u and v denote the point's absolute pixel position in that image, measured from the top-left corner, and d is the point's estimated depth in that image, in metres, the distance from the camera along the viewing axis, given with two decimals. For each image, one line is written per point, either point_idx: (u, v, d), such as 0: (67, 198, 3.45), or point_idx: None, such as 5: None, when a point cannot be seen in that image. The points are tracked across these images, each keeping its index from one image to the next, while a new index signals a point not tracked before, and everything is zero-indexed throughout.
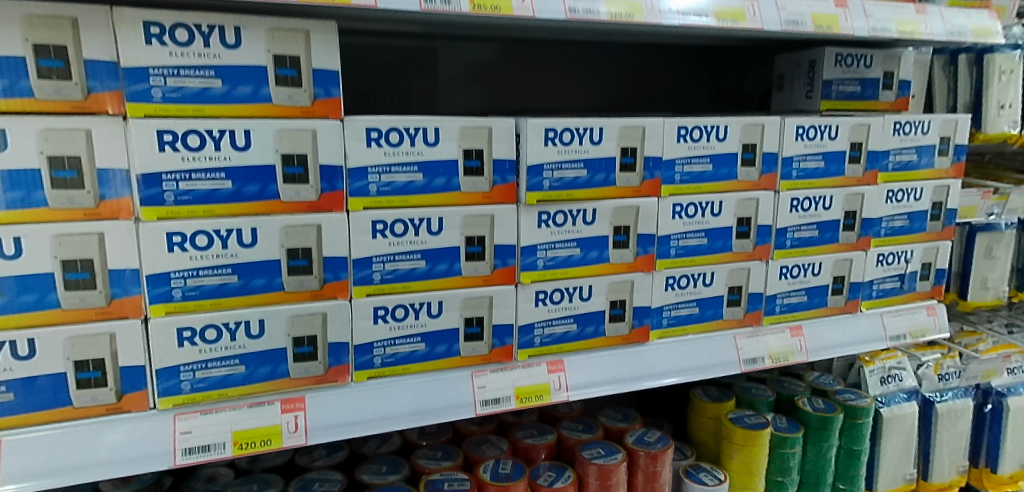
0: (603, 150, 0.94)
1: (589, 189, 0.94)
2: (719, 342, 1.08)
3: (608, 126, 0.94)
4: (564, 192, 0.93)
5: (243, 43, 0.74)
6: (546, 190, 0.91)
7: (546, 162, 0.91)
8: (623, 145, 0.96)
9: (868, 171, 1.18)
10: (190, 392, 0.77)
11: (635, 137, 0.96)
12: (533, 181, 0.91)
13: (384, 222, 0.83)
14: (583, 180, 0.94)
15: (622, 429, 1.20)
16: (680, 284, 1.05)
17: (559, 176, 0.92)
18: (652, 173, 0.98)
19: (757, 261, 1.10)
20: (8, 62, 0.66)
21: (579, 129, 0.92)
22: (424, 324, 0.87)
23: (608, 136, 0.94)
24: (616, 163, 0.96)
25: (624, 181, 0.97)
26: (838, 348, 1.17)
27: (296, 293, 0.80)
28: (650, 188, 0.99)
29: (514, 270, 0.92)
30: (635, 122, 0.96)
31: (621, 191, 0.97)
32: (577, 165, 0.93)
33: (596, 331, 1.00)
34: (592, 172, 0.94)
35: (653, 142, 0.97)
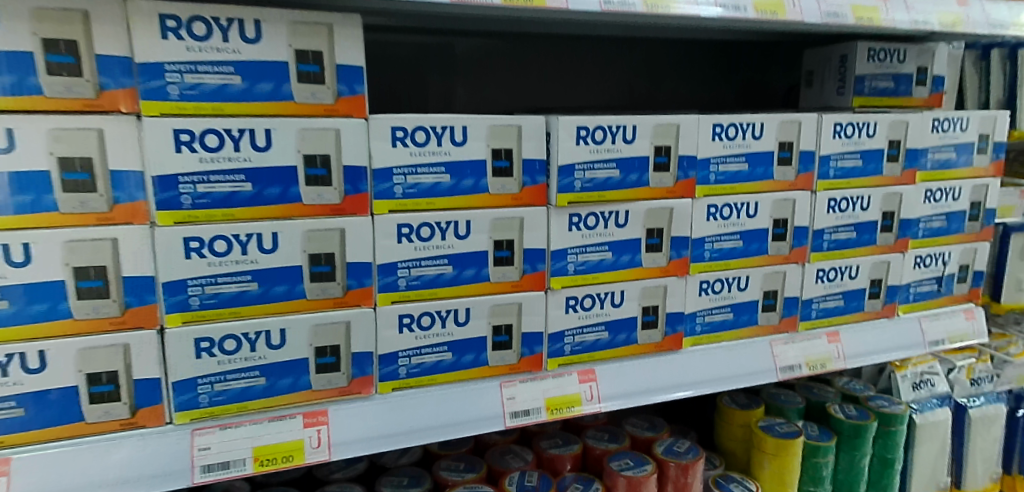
0: (636, 149, 0.90)
1: (621, 190, 0.90)
2: (754, 349, 1.04)
3: (641, 124, 0.90)
4: (596, 193, 0.89)
5: (264, 38, 0.70)
6: (578, 191, 0.87)
7: (577, 162, 0.86)
8: (657, 144, 0.91)
9: (907, 170, 1.12)
10: (208, 405, 0.72)
11: (669, 136, 0.92)
12: (564, 182, 0.86)
13: (410, 225, 0.79)
14: (615, 180, 0.89)
15: (650, 438, 1.15)
16: (714, 289, 1.01)
17: (591, 176, 0.88)
18: (686, 173, 0.94)
19: (793, 264, 1.06)
20: (16, 58, 0.62)
21: (611, 127, 0.88)
22: (451, 332, 0.83)
23: (642, 134, 0.90)
24: (650, 163, 0.91)
25: (657, 181, 0.92)
26: (876, 355, 1.12)
27: (318, 301, 0.76)
28: (684, 188, 0.94)
29: (545, 275, 0.88)
30: (669, 121, 0.91)
31: (654, 192, 0.93)
32: (609, 165, 0.89)
33: (628, 338, 0.95)
34: (625, 172, 0.90)
35: (687, 141, 0.93)
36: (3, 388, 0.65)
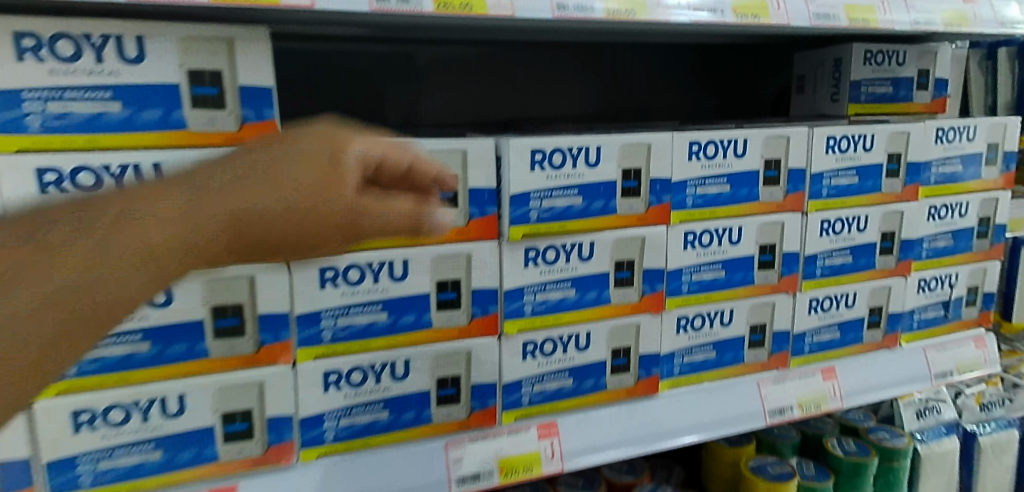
0: (600, 172, 0.79)
1: (584, 219, 0.79)
2: (740, 391, 0.93)
3: (607, 144, 0.79)
4: (555, 224, 0.78)
5: (148, 57, 0.59)
6: (534, 223, 0.76)
7: (533, 189, 0.76)
8: (625, 167, 0.80)
9: (908, 186, 1.01)
10: (93, 486, 0.63)
11: (639, 157, 0.81)
12: (517, 213, 0.75)
13: (335, 268, 0.68)
14: (577, 209, 0.79)
15: (628, 484, 1.05)
16: (693, 325, 0.90)
17: (550, 204, 0.77)
18: (660, 197, 0.83)
19: (783, 294, 0.95)
20: None
21: (572, 149, 0.77)
22: (387, 388, 0.73)
23: (607, 155, 0.79)
24: (618, 187, 0.81)
25: (626, 208, 0.82)
26: (875, 392, 1.01)
27: (225, 360, 0.66)
28: (657, 215, 0.84)
29: (497, 318, 0.78)
30: (638, 140, 0.81)
31: (623, 220, 0.82)
32: (570, 191, 0.78)
33: (596, 384, 0.85)
34: (589, 199, 0.79)
35: (659, 162, 0.82)
36: None
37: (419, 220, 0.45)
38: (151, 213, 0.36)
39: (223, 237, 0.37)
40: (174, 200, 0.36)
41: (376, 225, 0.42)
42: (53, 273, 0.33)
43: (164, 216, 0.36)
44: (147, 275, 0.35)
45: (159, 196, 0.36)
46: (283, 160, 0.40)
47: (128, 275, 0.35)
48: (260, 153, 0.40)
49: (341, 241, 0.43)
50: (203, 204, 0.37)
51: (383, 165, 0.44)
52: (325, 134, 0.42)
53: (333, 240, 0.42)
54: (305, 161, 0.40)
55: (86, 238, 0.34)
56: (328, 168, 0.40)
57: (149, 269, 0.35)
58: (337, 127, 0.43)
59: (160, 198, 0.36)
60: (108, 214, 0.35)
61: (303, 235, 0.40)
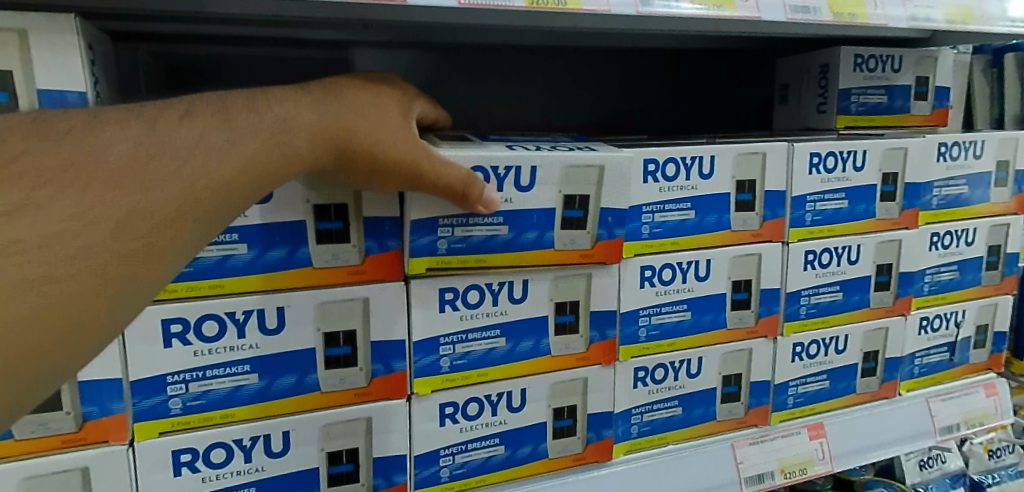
0: (534, 198, 0.63)
1: (511, 253, 0.63)
2: (710, 455, 0.78)
3: (545, 162, 0.62)
4: (472, 257, 0.62)
5: None
6: (442, 255, 0.61)
7: (445, 215, 0.60)
8: (568, 193, 0.63)
9: (906, 211, 0.87)
10: None
11: (589, 181, 0.64)
12: (422, 245, 0.60)
13: (185, 321, 0.55)
14: (502, 240, 0.63)
15: None
16: (654, 378, 0.76)
17: (465, 233, 0.61)
18: (611, 231, 0.66)
19: (761, 339, 0.81)
20: None
21: (498, 169, 0.60)
22: (261, 468, 0.59)
23: (545, 178, 0.62)
24: (557, 217, 0.64)
25: (568, 242, 0.65)
26: (873, 452, 0.87)
27: (36, 441, 0.51)
28: (608, 252, 0.67)
29: (404, 377, 0.63)
30: (588, 160, 0.63)
31: (563, 257, 0.65)
32: (494, 218, 0.62)
33: (534, 451, 0.70)
34: (517, 229, 0.63)
35: (613, 191, 0.65)
36: None
37: (472, 182, 0.57)
38: (261, 106, 0.47)
39: (305, 140, 0.48)
40: (285, 100, 0.48)
41: (441, 171, 0.55)
42: (183, 146, 0.41)
43: (272, 118, 0.47)
44: (263, 159, 0.45)
45: (271, 96, 0.48)
46: (368, 97, 0.54)
47: (245, 155, 0.44)
48: (352, 81, 0.54)
49: (375, 177, 0.54)
50: (315, 111, 0.50)
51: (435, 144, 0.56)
52: (396, 84, 0.59)
53: (393, 170, 0.54)
54: (396, 98, 0.57)
55: (211, 126, 0.43)
56: (406, 101, 0.58)
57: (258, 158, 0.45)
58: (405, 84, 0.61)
59: (277, 104, 0.48)
60: (233, 104, 0.46)
61: (381, 160, 0.53)
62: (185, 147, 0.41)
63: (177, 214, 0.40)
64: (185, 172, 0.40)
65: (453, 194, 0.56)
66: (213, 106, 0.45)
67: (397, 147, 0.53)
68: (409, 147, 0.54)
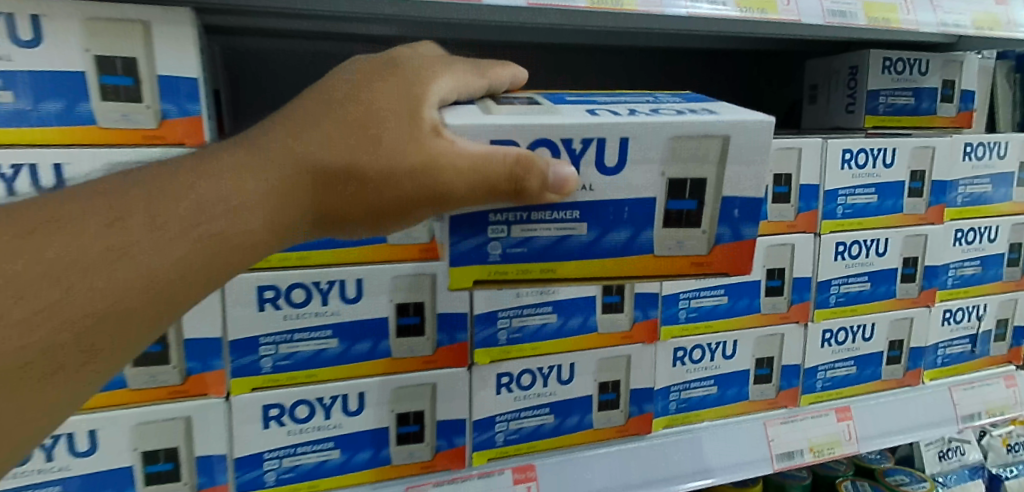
0: (625, 182, 0.50)
1: (586, 260, 0.52)
2: (744, 433, 0.83)
3: (642, 134, 0.49)
4: (535, 266, 0.51)
5: (46, 41, 0.52)
6: (492, 265, 0.51)
7: (495, 210, 0.49)
8: (673, 176, 0.51)
9: (932, 207, 0.91)
10: None
11: (709, 157, 0.51)
12: (469, 253, 0.50)
13: (276, 288, 0.60)
14: (578, 242, 0.51)
15: None
16: (692, 358, 0.81)
17: (525, 234, 0.50)
18: (735, 229, 0.53)
19: (793, 324, 0.85)
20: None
21: (572, 143, 0.48)
22: (338, 425, 0.64)
23: (644, 156, 0.50)
24: (657, 211, 0.52)
25: (673, 247, 0.52)
26: (895, 436, 0.92)
27: (146, 391, 0.57)
28: (728, 259, 0.53)
29: (466, 347, 0.68)
30: (709, 130, 0.50)
31: (661, 264, 0.52)
32: (568, 212, 0.50)
33: (580, 422, 0.76)
34: (600, 228, 0.51)
35: (739, 173, 0.51)
36: None
37: (523, 167, 0.45)
38: (202, 190, 0.43)
39: (267, 205, 0.45)
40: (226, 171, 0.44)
41: (461, 178, 0.45)
42: (71, 258, 0.38)
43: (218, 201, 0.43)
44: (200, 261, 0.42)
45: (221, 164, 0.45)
46: (354, 120, 0.47)
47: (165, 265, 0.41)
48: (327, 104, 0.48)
49: (385, 210, 0.48)
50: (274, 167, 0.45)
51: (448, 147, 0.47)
52: (398, 76, 0.49)
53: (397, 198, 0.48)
54: (390, 99, 0.48)
55: (122, 222, 0.40)
56: (408, 92, 0.48)
57: (192, 256, 0.42)
58: (416, 72, 0.50)
59: (229, 178, 0.44)
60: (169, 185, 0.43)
61: (377, 196, 0.47)
62: (65, 261, 0.38)
63: (63, 366, 0.38)
64: (64, 307, 0.38)
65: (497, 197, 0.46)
66: (135, 195, 0.42)
67: (391, 174, 0.47)
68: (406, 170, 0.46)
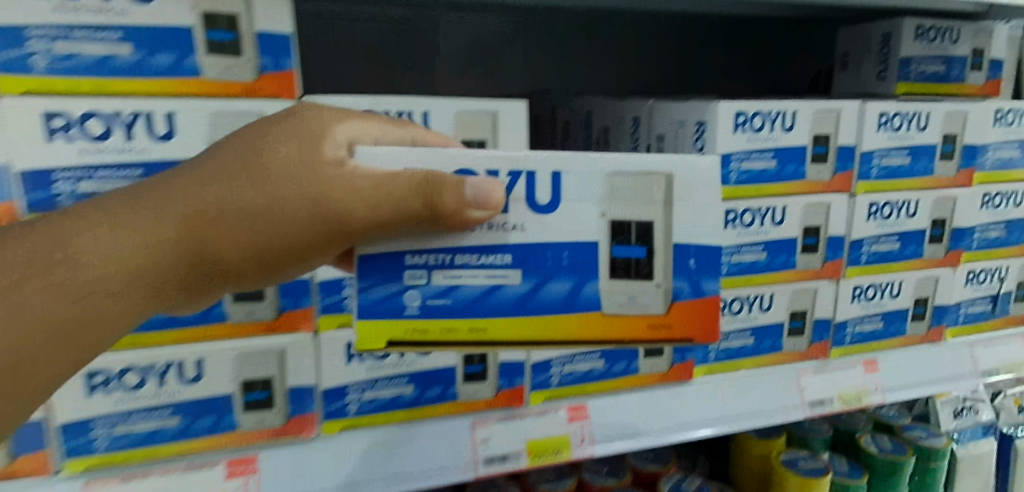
0: (567, 222, 0.50)
1: (517, 315, 0.49)
2: (779, 381, 0.88)
3: (577, 170, 0.49)
4: (463, 323, 0.49)
5: None
6: (411, 319, 0.49)
7: (412, 254, 0.48)
8: (615, 218, 0.50)
9: (962, 170, 0.95)
10: (107, 452, 0.59)
11: (651, 197, 0.50)
12: (382, 304, 0.48)
13: None
14: (508, 295, 0.49)
15: (655, 472, 1.03)
16: (731, 309, 0.85)
17: (447, 282, 0.48)
18: (694, 282, 0.51)
19: (825, 280, 0.90)
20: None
21: (499, 175, 0.48)
22: (412, 362, 0.69)
23: (584, 194, 0.50)
24: (602, 257, 0.50)
25: (625, 301, 0.51)
26: (918, 388, 0.97)
27: (246, 324, 0.62)
28: (687, 319, 0.52)
29: None
30: (649, 168, 0.49)
31: (602, 323, 0.51)
32: (497, 259, 0.49)
33: (626, 368, 0.80)
34: (538, 278, 0.49)
35: (688, 217, 0.51)
36: None
37: (432, 184, 0.46)
38: (80, 254, 0.45)
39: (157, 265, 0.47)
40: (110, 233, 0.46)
41: (362, 214, 0.47)
42: None
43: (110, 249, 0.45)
44: (93, 312, 0.45)
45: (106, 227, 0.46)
46: (244, 158, 0.47)
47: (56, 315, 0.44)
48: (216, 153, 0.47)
49: (291, 255, 0.49)
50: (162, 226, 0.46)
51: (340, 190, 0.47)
52: (293, 115, 0.49)
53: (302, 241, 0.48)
54: (277, 144, 0.47)
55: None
56: (297, 135, 0.48)
57: (73, 322, 0.45)
58: (312, 112, 0.50)
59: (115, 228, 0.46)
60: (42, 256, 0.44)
61: (278, 242, 0.48)
62: None
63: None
64: None
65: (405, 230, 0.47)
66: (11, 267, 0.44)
67: (285, 221, 0.47)
68: (297, 215, 0.47)
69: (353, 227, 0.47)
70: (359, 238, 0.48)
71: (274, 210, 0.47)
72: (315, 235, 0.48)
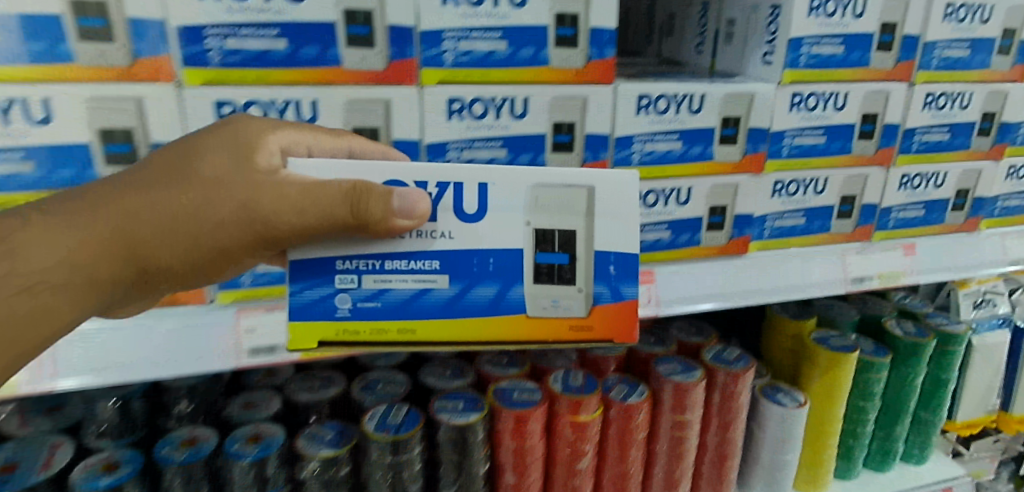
0: (493, 231, 0.55)
1: (445, 315, 0.55)
2: (827, 259, 0.95)
3: (502, 183, 0.55)
4: (392, 324, 0.54)
5: None
6: (342, 320, 0.54)
7: (342, 255, 0.54)
8: (539, 227, 0.55)
9: (1016, 65, 0.99)
10: (250, 286, 0.69)
11: (576, 209, 0.55)
12: (315, 305, 0.53)
13: (462, 100, 0.70)
14: (437, 295, 0.55)
15: (698, 344, 1.13)
16: (789, 191, 0.91)
17: (378, 286, 0.54)
18: (613, 287, 0.57)
19: (877, 167, 0.95)
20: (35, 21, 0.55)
21: (427, 185, 0.54)
22: None
23: (508, 205, 0.55)
24: (526, 263, 0.56)
25: (547, 305, 0.56)
26: (952, 272, 1.03)
27: None
28: (605, 321, 0.57)
29: (607, 164, 0.78)
30: (571, 182, 0.54)
31: (524, 326, 0.56)
32: (425, 265, 0.55)
33: (691, 239, 0.87)
34: (464, 282, 0.55)
35: (608, 227, 0.56)
36: None
37: (360, 193, 0.52)
38: (35, 244, 0.53)
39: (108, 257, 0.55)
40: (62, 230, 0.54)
41: (287, 218, 0.54)
42: None
43: (65, 244, 0.54)
44: (52, 294, 0.54)
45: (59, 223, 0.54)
46: (182, 167, 0.56)
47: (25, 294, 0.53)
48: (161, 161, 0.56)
49: (228, 252, 0.57)
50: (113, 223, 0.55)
51: (269, 199, 0.55)
52: (230, 126, 0.57)
53: (236, 240, 0.56)
54: (211, 156, 0.56)
55: None
56: (229, 148, 0.56)
57: (38, 297, 0.54)
58: (246, 126, 0.57)
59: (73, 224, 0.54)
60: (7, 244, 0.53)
61: (215, 240, 0.56)
62: None
63: None
64: None
65: (323, 235, 0.54)
66: None
67: (220, 224, 0.56)
68: (229, 220, 0.55)
69: (278, 231, 0.55)
70: (285, 241, 0.55)
71: (212, 214, 0.55)
72: (248, 236, 0.56)
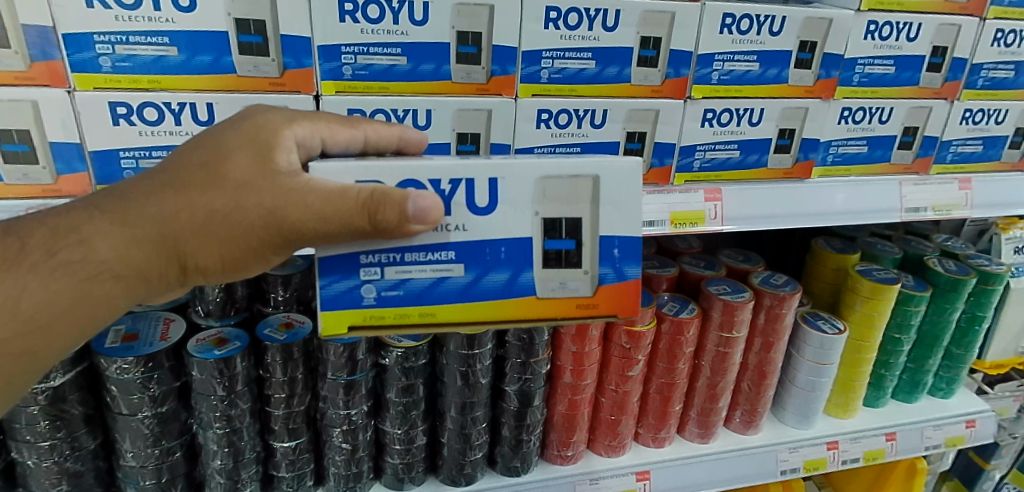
0: (504, 221, 0.60)
1: (463, 297, 0.60)
2: (882, 188, 0.99)
3: (510, 178, 0.59)
4: (414, 309, 0.60)
5: None
6: (369, 307, 0.59)
7: (363, 251, 0.58)
8: (546, 216, 0.60)
9: None
10: None
11: (579, 197, 0.60)
12: (344, 296, 0.59)
13: (558, 10, 0.74)
14: (454, 281, 0.60)
15: (746, 270, 1.19)
16: (855, 118, 0.94)
17: (400, 276, 0.59)
18: (619, 268, 0.62)
19: (942, 100, 0.97)
20: None
21: (442, 184, 0.58)
22: (586, 134, 0.81)
23: (517, 198, 0.60)
24: (536, 250, 0.61)
25: (556, 286, 0.61)
26: (999, 208, 1.07)
27: (462, 85, 0.75)
28: (610, 298, 0.62)
29: (687, 82, 0.82)
30: (576, 172, 0.60)
31: (534, 306, 0.61)
32: (442, 256, 0.59)
33: (759, 160, 0.91)
34: (478, 270, 0.60)
35: (611, 214, 0.61)
36: (178, 137, 0.70)
37: (376, 201, 0.55)
38: (87, 241, 0.59)
39: (150, 254, 0.60)
40: (110, 230, 0.60)
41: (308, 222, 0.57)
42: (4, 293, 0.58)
43: (113, 240, 0.60)
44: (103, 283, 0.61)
45: (107, 222, 0.60)
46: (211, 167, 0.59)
47: (80, 287, 0.60)
48: (192, 161, 0.60)
49: (255, 252, 0.61)
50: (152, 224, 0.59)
51: (289, 202, 0.57)
52: (255, 124, 0.60)
53: (261, 241, 0.60)
54: (236, 158, 0.59)
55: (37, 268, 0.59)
56: (253, 148, 0.59)
57: (93, 287, 0.60)
58: (269, 125, 0.60)
59: (115, 225, 0.60)
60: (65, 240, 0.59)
61: (244, 240, 0.60)
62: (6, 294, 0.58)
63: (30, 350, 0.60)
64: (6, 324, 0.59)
65: (342, 240, 0.57)
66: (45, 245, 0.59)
67: (245, 226, 0.59)
68: (253, 222, 0.59)
69: (298, 234, 0.58)
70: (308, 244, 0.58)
71: (237, 216, 0.59)
72: (272, 236, 0.59)
